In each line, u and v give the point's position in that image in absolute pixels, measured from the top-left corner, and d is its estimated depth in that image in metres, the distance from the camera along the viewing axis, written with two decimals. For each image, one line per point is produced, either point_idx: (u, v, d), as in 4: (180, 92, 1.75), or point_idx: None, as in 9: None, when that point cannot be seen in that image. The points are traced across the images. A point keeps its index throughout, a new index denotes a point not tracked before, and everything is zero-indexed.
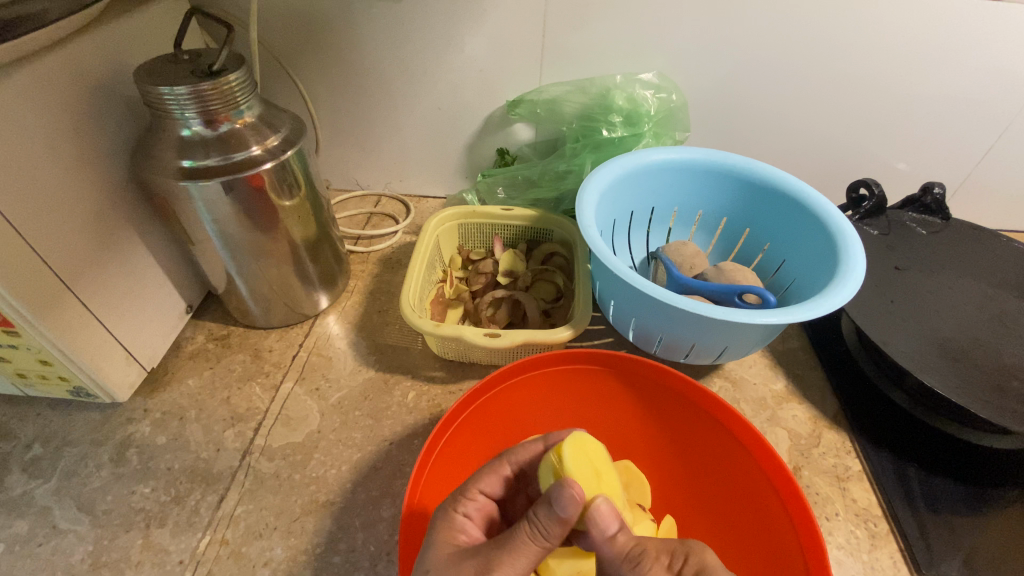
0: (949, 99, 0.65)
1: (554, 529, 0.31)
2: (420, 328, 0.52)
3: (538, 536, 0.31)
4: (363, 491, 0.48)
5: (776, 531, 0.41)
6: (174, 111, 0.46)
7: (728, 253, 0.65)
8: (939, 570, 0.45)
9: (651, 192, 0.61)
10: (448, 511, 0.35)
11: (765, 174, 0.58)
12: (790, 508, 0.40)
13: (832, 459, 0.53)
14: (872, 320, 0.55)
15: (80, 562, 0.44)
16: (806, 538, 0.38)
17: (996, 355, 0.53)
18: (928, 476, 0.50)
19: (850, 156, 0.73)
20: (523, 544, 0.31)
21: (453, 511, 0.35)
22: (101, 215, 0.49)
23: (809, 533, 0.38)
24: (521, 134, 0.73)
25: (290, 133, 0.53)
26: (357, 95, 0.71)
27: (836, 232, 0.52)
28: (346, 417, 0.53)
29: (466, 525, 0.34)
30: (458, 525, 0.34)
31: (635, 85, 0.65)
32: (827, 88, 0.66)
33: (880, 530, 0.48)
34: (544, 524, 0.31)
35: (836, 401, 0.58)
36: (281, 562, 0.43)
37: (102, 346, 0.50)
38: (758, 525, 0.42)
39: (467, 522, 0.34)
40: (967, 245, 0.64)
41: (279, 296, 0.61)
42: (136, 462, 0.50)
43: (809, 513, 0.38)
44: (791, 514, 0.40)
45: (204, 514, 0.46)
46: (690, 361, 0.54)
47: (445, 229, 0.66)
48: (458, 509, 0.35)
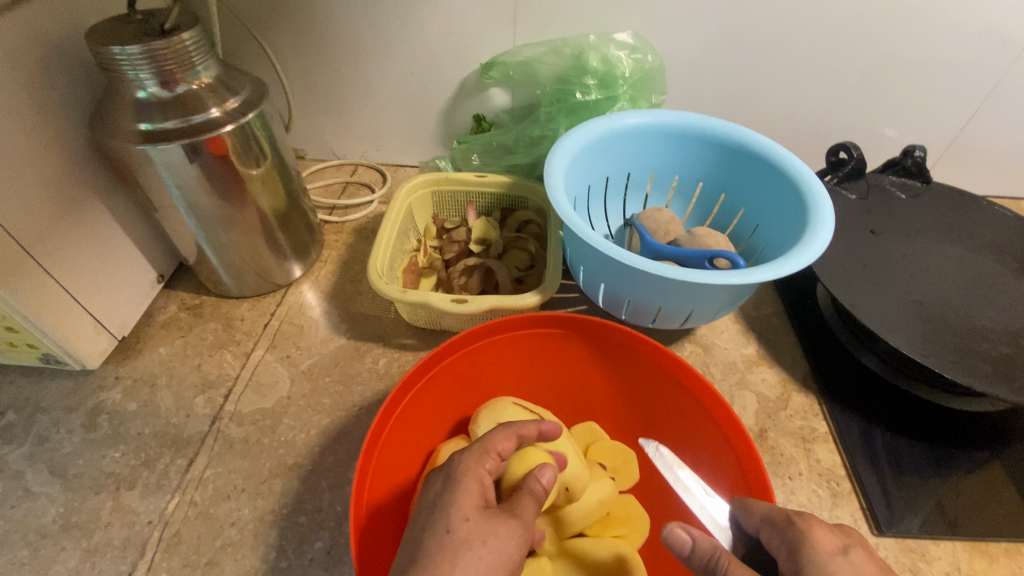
0: (936, 59, 0.63)
1: None
2: (387, 295, 0.52)
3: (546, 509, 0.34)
4: (331, 454, 0.48)
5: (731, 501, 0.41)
6: (127, 71, 0.45)
7: (705, 219, 0.64)
8: (898, 528, 0.45)
9: (626, 157, 0.60)
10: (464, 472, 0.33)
11: (740, 136, 0.56)
12: (746, 474, 0.40)
13: (799, 421, 0.53)
14: (845, 284, 0.55)
15: (51, 523, 0.45)
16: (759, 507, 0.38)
17: (969, 318, 0.53)
18: (893, 437, 0.50)
19: (833, 120, 0.71)
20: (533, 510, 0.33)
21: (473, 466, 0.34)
22: (62, 181, 0.48)
23: (761, 497, 0.38)
24: (497, 99, 0.71)
25: (249, 95, 0.52)
26: (328, 60, 0.69)
27: (808, 193, 0.51)
28: (316, 383, 0.54)
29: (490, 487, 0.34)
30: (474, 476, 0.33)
31: (610, 45, 0.63)
32: (809, 51, 0.64)
33: (843, 489, 0.48)
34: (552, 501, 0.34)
35: (807, 366, 0.58)
36: (248, 522, 0.44)
37: (69, 313, 0.50)
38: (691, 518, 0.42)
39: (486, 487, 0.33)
40: (946, 209, 0.63)
41: (251, 264, 0.60)
42: (108, 428, 0.51)
43: (764, 476, 0.38)
44: (749, 483, 0.40)
45: (173, 477, 0.47)
46: (658, 326, 0.54)
47: (418, 196, 0.65)
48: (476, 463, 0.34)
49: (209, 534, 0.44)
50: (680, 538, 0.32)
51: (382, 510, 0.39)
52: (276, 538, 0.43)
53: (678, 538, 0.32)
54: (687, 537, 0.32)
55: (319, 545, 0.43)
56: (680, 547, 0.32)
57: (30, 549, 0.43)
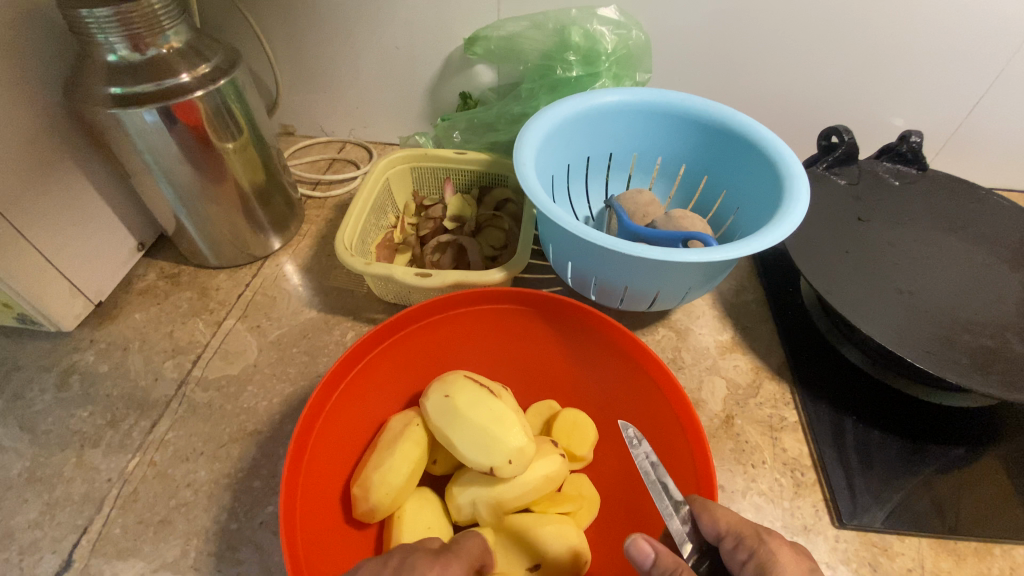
0: (937, 42, 0.60)
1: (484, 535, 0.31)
2: (352, 267, 0.52)
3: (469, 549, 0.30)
4: (291, 422, 0.49)
5: (678, 484, 0.40)
6: (96, 35, 0.45)
7: (687, 202, 0.62)
8: (859, 520, 0.44)
9: (606, 136, 0.59)
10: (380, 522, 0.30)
11: (722, 115, 0.55)
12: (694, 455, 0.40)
13: (768, 409, 0.52)
14: (824, 271, 0.53)
15: (16, 476, 0.46)
16: (702, 492, 0.37)
17: (951, 309, 0.51)
18: (864, 429, 0.49)
19: (830, 105, 0.68)
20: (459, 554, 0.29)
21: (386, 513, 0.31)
22: (36, 146, 0.49)
23: (705, 477, 0.38)
24: (482, 77, 0.70)
25: (222, 62, 0.52)
26: (314, 35, 0.69)
27: (786, 175, 0.49)
28: (283, 353, 0.54)
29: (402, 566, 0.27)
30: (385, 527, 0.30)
31: (593, 20, 0.62)
32: (803, 31, 0.62)
33: (806, 479, 0.47)
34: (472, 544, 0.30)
35: (782, 355, 0.56)
36: (203, 484, 0.45)
37: (42, 275, 0.51)
38: (637, 499, 0.42)
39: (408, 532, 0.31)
40: (941, 198, 0.61)
41: (227, 236, 0.61)
42: (78, 388, 0.52)
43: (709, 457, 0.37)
44: (696, 466, 0.39)
45: (136, 438, 0.48)
46: (625, 307, 0.53)
47: (396, 172, 0.64)
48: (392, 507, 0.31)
49: (165, 493, 0.44)
50: (643, 549, 0.32)
51: (323, 474, 0.40)
52: (229, 501, 0.44)
53: (640, 548, 0.32)
54: (650, 549, 0.32)
55: (270, 509, 0.43)
56: (641, 560, 0.32)
57: None
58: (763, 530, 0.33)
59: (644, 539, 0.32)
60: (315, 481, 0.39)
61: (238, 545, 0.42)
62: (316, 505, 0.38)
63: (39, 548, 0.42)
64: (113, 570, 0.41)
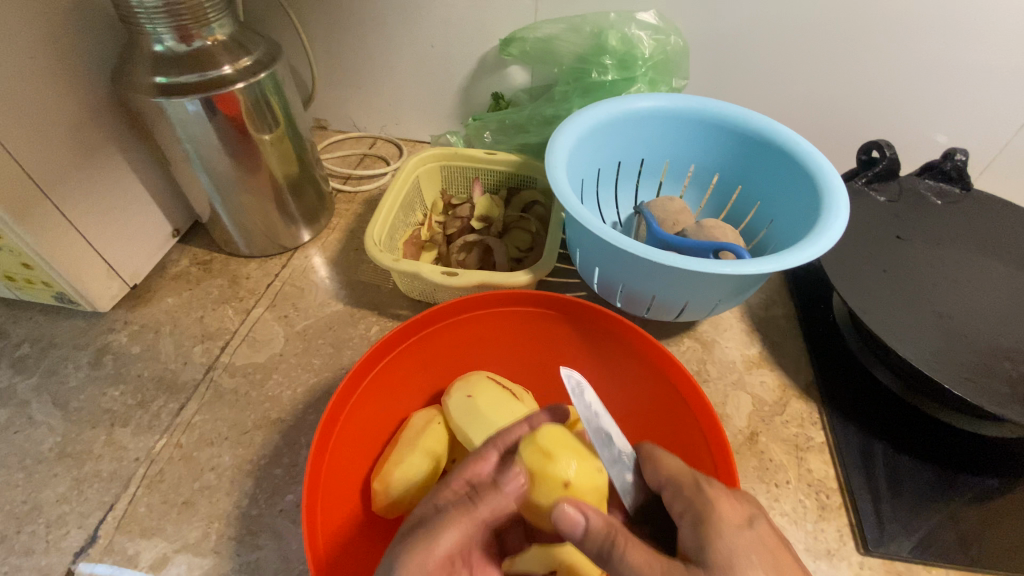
0: (989, 58, 0.58)
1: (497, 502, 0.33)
2: (381, 263, 0.52)
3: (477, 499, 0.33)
4: (314, 413, 0.49)
5: None
6: (145, 25, 0.46)
7: (719, 212, 0.61)
8: (886, 548, 0.42)
9: (639, 142, 0.58)
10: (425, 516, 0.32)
11: (760, 125, 0.54)
12: (716, 465, 0.40)
13: (794, 428, 0.50)
14: (859, 289, 0.52)
15: (48, 450, 0.47)
16: None
17: (992, 336, 0.49)
18: (895, 454, 0.47)
19: (871, 119, 0.67)
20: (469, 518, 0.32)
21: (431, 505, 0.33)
22: (83, 131, 0.50)
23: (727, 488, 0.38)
24: (516, 78, 0.70)
25: (263, 55, 0.52)
26: (351, 31, 0.70)
27: (825, 189, 0.48)
28: (308, 344, 0.55)
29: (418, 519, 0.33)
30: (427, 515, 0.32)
31: (632, 24, 0.61)
32: (846, 42, 0.60)
33: (831, 502, 0.46)
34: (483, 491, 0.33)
35: (811, 373, 0.55)
36: (226, 469, 0.46)
37: (82, 256, 0.53)
38: None
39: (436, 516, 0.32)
40: (985, 219, 0.58)
41: (260, 226, 0.62)
42: (111, 367, 0.53)
43: (732, 469, 0.37)
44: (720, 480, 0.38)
45: (164, 419, 0.49)
46: (652, 316, 0.53)
47: (426, 170, 0.65)
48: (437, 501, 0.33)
49: (189, 476, 0.45)
50: (572, 518, 0.30)
51: (344, 466, 0.40)
52: (251, 487, 0.45)
53: (569, 519, 0.30)
54: (580, 518, 0.30)
55: (290, 498, 0.44)
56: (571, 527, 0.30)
57: (26, 472, 0.46)
58: (704, 481, 0.32)
59: (573, 508, 0.30)
60: (335, 472, 0.39)
61: (257, 531, 0.42)
62: (336, 496, 0.39)
63: (67, 522, 0.43)
64: (136, 548, 0.42)
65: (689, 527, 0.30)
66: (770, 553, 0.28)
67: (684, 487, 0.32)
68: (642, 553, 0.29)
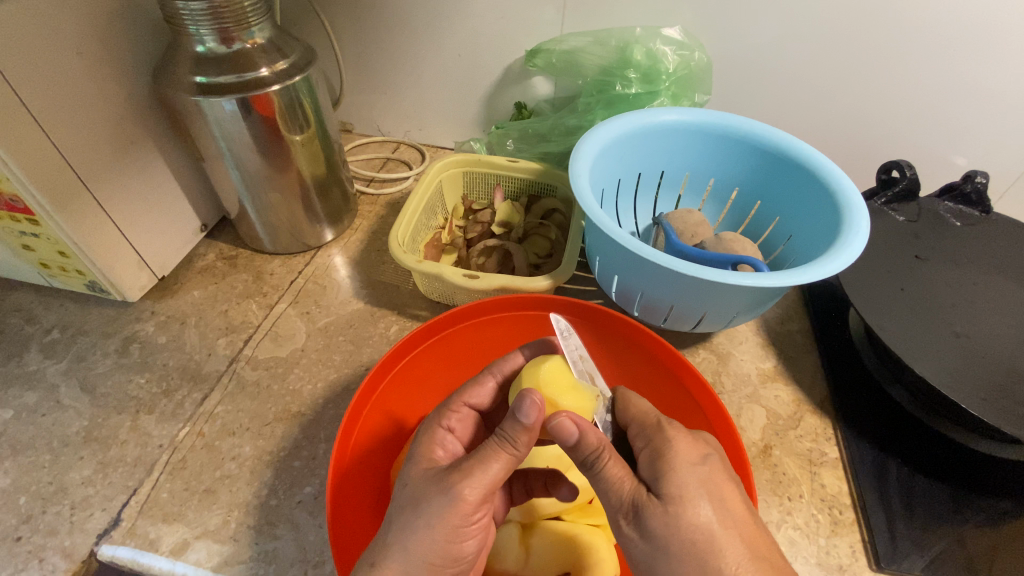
0: (1011, 84, 0.59)
1: (520, 436, 0.33)
2: (403, 263, 0.53)
3: (505, 444, 0.33)
4: (333, 407, 0.50)
5: None
6: (189, 26, 0.48)
7: (738, 226, 0.62)
8: (899, 566, 0.42)
9: (661, 154, 0.59)
10: (428, 437, 0.37)
11: (781, 142, 0.55)
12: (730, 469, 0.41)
13: (808, 443, 0.51)
14: (877, 308, 0.52)
15: (75, 434, 0.49)
16: None
17: (1011, 358, 0.49)
18: (909, 473, 0.47)
19: (892, 140, 0.67)
20: (493, 454, 0.33)
21: (436, 428, 0.38)
22: (124, 126, 0.52)
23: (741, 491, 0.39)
24: (539, 89, 0.71)
25: (299, 59, 0.54)
26: (381, 38, 0.71)
27: (845, 207, 0.49)
28: (329, 340, 0.56)
29: (443, 450, 0.37)
30: (437, 440, 0.37)
31: (657, 39, 0.62)
32: (869, 64, 0.61)
33: (845, 518, 0.46)
34: (511, 433, 0.33)
35: (825, 389, 0.55)
36: (247, 459, 0.47)
37: (116, 247, 0.54)
38: None
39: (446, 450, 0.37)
40: (1004, 242, 0.59)
41: (286, 224, 0.63)
42: (137, 355, 0.55)
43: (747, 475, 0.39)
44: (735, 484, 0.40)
45: (188, 408, 0.50)
46: (668, 326, 0.54)
47: (449, 175, 0.66)
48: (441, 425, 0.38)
49: (211, 464, 0.46)
50: (567, 429, 0.33)
51: (365, 457, 0.42)
52: (270, 477, 0.45)
53: (565, 429, 0.33)
54: (575, 430, 0.33)
55: (308, 490, 0.45)
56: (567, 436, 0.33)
57: (52, 454, 0.47)
58: (666, 422, 0.35)
59: (569, 421, 0.33)
60: (355, 469, 0.41)
61: (276, 521, 0.43)
62: (358, 486, 0.41)
63: (91, 505, 0.44)
64: (158, 532, 0.43)
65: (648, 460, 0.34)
66: (716, 483, 0.32)
67: (647, 425, 0.36)
68: (620, 469, 0.33)
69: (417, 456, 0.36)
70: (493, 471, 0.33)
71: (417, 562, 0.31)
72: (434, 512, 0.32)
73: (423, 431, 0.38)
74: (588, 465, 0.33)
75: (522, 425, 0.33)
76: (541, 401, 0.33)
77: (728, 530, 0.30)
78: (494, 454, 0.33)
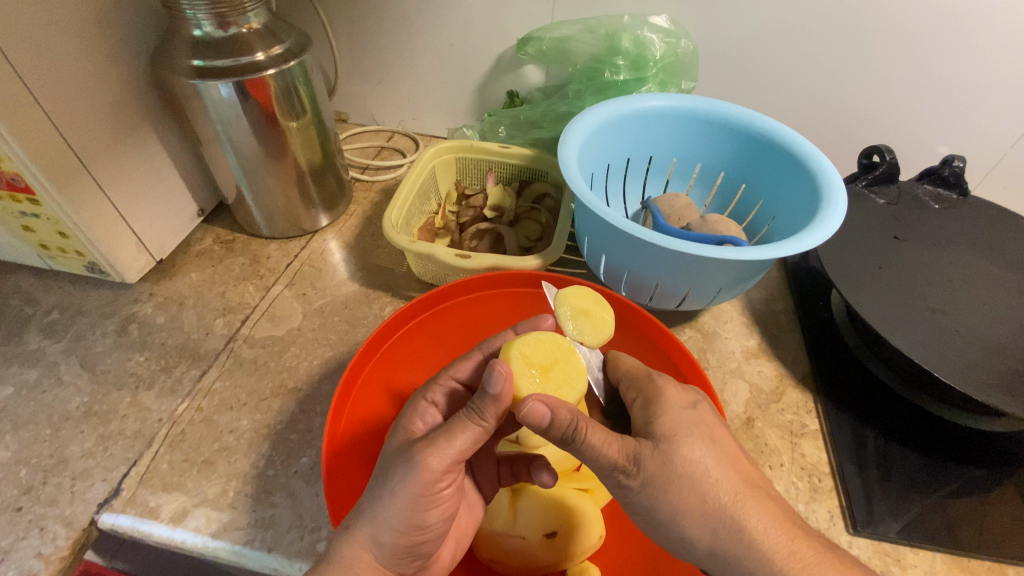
0: (986, 73, 0.61)
1: (488, 409, 0.34)
2: (397, 244, 0.54)
3: (473, 416, 0.34)
4: (329, 382, 0.52)
5: None
6: (187, 11, 0.49)
7: (724, 209, 0.64)
8: (875, 529, 0.44)
9: (649, 140, 0.61)
10: (411, 409, 0.39)
11: (765, 126, 0.56)
12: None
13: (789, 415, 0.52)
14: (858, 286, 0.53)
15: (75, 409, 0.50)
16: None
17: (985, 333, 0.50)
18: (886, 442, 0.49)
19: (874, 127, 0.69)
20: (462, 426, 0.34)
21: (418, 399, 0.40)
22: (122, 109, 0.53)
23: None
24: (531, 77, 0.73)
25: (294, 45, 0.55)
26: (375, 29, 0.73)
27: (825, 187, 0.50)
28: (325, 320, 0.57)
29: (422, 422, 0.38)
30: (418, 411, 0.39)
31: (644, 27, 0.63)
32: (850, 55, 0.63)
33: (823, 485, 0.48)
34: (479, 406, 0.34)
35: (807, 365, 0.56)
36: (244, 432, 0.48)
37: (115, 229, 0.55)
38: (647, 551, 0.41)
39: (424, 423, 0.38)
40: (981, 223, 0.60)
41: (281, 209, 0.64)
42: (136, 334, 0.56)
43: None
44: None
45: (186, 384, 0.51)
46: (654, 305, 0.55)
47: (442, 161, 0.67)
48: (425, 397, 0.40)
49: (209, 437, 0.48)
50: (539, 412, 0.33)
51: (361, 417, 0.44)
52: (267, 449, 0.47)
53: (537, 413, 0.33)
54: (546, 411, 0.33)
55: (305, 461, 0.46)
56: (538, 418, 0.33)
57: (53, 428, 0.48)
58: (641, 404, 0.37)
59: (540, 404, 0.33)
60: (352, 428, 0.43)
61: (273, 490, 0.44)
62: (352, 442, 0.42)
63: (92, 476, 0.45)
64: (157, 501, 0.44)
65: (641, 407, 0.37)
66: (703, 423, 0.36)
67: (638, 378, 0.40)
68: (601, 435, 0.34)
69: (398, 427, 0.38)
70: (459, 441, 0.34)
71: (386, 526, 0.33)
72: (397, 484, 0.33)
73: (409, 403, 0.40)
74: (568, 441, 0.34)
75: (491, 397, 0.34)
76: (508, 372, 0.34)
77: (718, 460, 0.34)
78: (462, 426, 0.34)
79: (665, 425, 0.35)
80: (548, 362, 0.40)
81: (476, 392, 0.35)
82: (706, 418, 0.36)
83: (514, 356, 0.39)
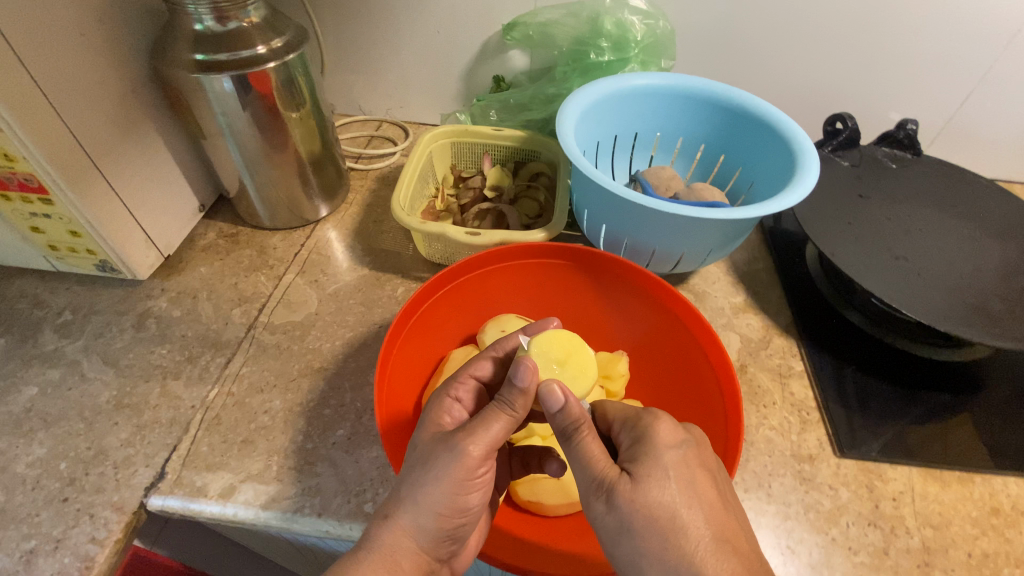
0: (931, 43, 0.67)
1: (517, 400, 0.38)
2: (408, 226, 0.56)
3: (505, 407, 0.38)
4: (353, 360, 0.54)
5: (708, 409, 0.48)
6: (188, 6, 0.50)
7: (705, 178, 0.69)
8: (859, 450, 0.50)
9: (635, 117, 0.65)
10: (436, 405, 0.41)
11: (741, 98, 0.61)
12: (722, 385, 0.47)
13: (777, 359, 0.58)
14: (832, 240, 0.59)
15: (105, 402, 0.51)
16: (730, 412, 0.45)
17: (942, 275, 0.57)
18: (863, 377, 0.55)
19: (835, 96, 0.75)
20: (494, 416, 0.38)
21: (443, 396, 0.42)
22: (125, 107, 0.53)
23: (731, 402, 0.45)
24: (516, 61, 0.76)
25: (293, 37, 0.56)
26: (361, 20, 0.74)
27: (798, 151, 0.55)
28: (341, 304, 0.60)
29: (450, 417, 0.41)
30: (445, 407, 0.41)
31: (624, 9, 0.67)
32: (812, 30, 0.68)
33: (812, 417, 0.53)
34: (509, 397, 0.38)
35: (789, 315, 0.62)
36: (279, 411, 0.50)
37: (125, 226, 0.56)
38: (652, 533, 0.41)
39: (451, 417, 0.41)
40: (932, 179, 0.67)
41: (285, 200, 0.66)
42: (155, 329, 0.57)
43: (735, 385, 0.45)
44: (724, 395, 0.46)
45: (213, 371, 0.53)
46: (651, 268, 0.60)
47: (438, 146, 0.70)
48: (448, 394, 0.42)
49: (244, 418, 0.50)
50: (556, 395, 0.37)
51: (400, 386, 0.47)
52: (303, 425, 0.49)
53: (554, 394, 0.37)
54: (562, 396, 0.37)
55: (341, 433, 0.49)
56: (553, 404, 0.37)
57: (86, 422, 0.49)
58: None
59: (559, 388, 0.37)
60: (394, 397, 0.46)
61: (314, 460, 0.47)
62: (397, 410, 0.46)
63: (134, 462, 0.47)
64: (204, 480, 0.46)
65: (631, 444, 0.37)
66: (687, 467, 0.35)
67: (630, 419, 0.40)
68: (598, 444, 0.37)
69: (428, 421, 0.40)
70: (494, 430, 0.37)
71: (428, 512, 0.36)
72: (439, 471, 0.36)
73: (433, 397, 0.42)
74: (567, 435, 0.38)
75: (518, 388, 0.38)
76: (534, 365, 0.39)
77: (693, 510, 0.33)
78: (495, 417, 0.38)
79: (647, 462, 0.35)
80: (564, 355, 0.44)
81: (503, 385, 0.39)
82: (689, 462, 0.35)
83: (536, 352, 0.44)
